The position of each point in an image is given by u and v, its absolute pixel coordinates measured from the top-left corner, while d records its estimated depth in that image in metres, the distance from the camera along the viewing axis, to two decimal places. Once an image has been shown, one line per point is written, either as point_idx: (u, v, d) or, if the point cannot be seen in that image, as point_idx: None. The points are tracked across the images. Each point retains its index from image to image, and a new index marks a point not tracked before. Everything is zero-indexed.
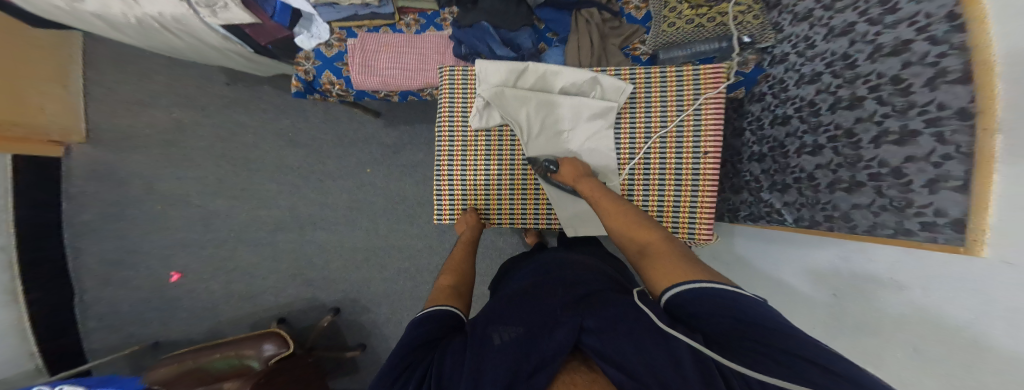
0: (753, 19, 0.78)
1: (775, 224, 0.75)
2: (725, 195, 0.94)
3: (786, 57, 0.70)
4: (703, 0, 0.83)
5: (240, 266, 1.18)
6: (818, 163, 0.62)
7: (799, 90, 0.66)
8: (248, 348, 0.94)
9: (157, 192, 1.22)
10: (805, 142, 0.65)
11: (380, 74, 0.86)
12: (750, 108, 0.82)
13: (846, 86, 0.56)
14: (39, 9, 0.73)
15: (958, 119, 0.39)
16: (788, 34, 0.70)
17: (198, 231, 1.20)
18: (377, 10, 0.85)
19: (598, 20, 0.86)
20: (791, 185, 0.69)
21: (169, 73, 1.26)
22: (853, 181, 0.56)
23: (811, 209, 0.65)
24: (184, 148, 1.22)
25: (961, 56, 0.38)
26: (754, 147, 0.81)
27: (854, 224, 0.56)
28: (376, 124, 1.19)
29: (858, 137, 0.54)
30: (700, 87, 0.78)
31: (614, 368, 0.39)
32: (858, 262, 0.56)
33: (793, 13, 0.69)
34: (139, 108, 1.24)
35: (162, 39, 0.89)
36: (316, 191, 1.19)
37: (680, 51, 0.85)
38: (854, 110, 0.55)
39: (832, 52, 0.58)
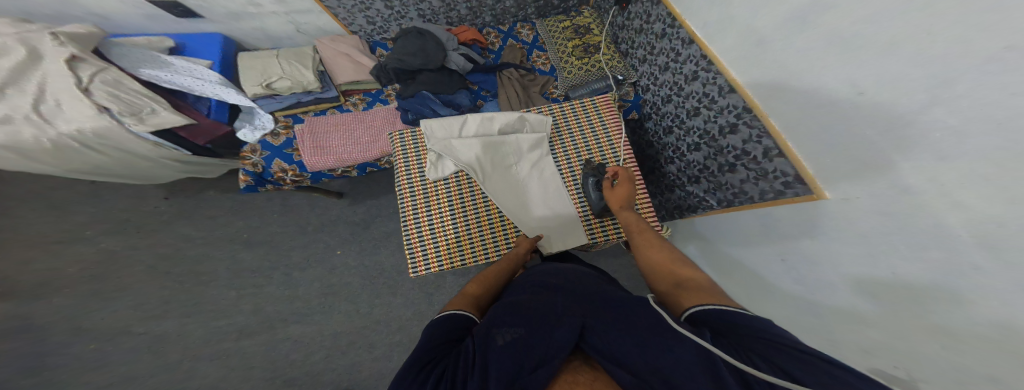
0: (614, 63, 1.01)
1: (709, 210, 0.90)
2: (666, 198, 1.07)
3: (649, 87, 0.97)
4: (583, 53, 1.01)
5: (203, 387, 1.02)
6: (704, 154, 0.83)
7: (663, 107, 0.93)
8: None
9: (88, 330, 1.05)
10: (686, 142, 0.88)
11: (333, 153, 0.85)
12: (647, 124, 1.04)
13: (683, 99, 0.83)
14: None
15: (747, 112, 0.65)
16: (642, 71, 0.98)
17: (143, 361, 1.03)
18: (321, 95, 0.87)
19: (517, 76, 0.96)
20: (700, 177, 0.88)
21: (94, 199, 1.16)
22: (726, 165, 0.77)
23: (721, 192, 0.82)
24: (118, 274, 1.10)
25: (722, 76, 0.69)
26: (663, 153, 1.01)
27: (747, 196, 0.74)
28: (340, 204, 1.16)
29: (710, 132, 0.78)
30: (600, 110, 0.91)
31: (623, 371, 0.38)
32: (769, 226, 0.70)
33: (637, 59, 0.99)
34: (63, 240, 1.11)
35: (83, 159, 0.80)
36: (282, 286, 1.10)
37: (583, 90, 0.97)
38: (697, 117, 0.81)
39: (665, 82, 0.89)
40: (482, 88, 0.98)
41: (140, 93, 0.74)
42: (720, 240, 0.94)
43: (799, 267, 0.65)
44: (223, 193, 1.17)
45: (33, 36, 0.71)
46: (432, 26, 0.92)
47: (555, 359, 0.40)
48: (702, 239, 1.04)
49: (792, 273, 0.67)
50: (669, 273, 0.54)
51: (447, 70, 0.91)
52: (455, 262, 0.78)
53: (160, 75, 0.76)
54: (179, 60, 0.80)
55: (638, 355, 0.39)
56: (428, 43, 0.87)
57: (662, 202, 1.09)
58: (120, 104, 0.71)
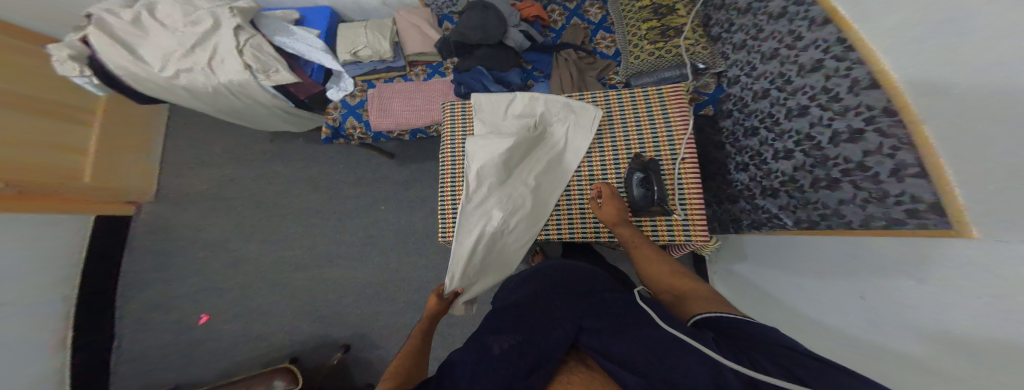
0: (701, 49, 0.96)
1: (779, 229, 0.80)
2: (723, 207, 0.99)
3: (738, 78, 0.90)
4: (659, 37, 0.98)
5: (261, 306, 1.26)
6: (795, 164, 0.74)
7: (757, 104, 0.84)
8: (259, 384, 1.03)
9: (198, 239, 1.33)
10: (777, 148, 0.78)
11: (393, 116, 1.01)
12: (722, 122, 0.99)
13: (792, 98, 0.73)
14: (144, 84, 1.01)
15: (887, 116, 0.53)
16: (733, 60, 0.91)
17: (227, 271, 1.30)
18: (392, 64, 1.03)
19: (575, 57, 1.01)
20: (779, 189, 0.78)
21: (212, 131, 1.41)
22: (827, 178, 0.67)
23: (805, 209, 0.73)
24: (219, 198, 1.35)
25: (864, 68, 0.57)
26: (736, 158, 0.93)
27: (848, 219, 0.63)
28: (390, 164, 1.29)
29: (816, 138, 0.68)
30: (665, 104, 0.88)
31: (612, 363, 0.44)
32: (865, 257, 0.60)
33: (731, 44, 0.91)
34: (184, 162, 1.37)
35: (228, 103, 1.08)
36: (333, 229, 1.28)
37: (648, 77, 1.00)
38: (804, 117, 0.70)
39: (769, 72, 0.79)
40: (536, 67, 1.07)
41: (271, 55, 0.98)
42: (777, 267, 0.87)
43: (877, 304, 0.56)
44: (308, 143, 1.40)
45: (219, 10, 0.98)
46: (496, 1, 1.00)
47: (551, 359, 0.48)
48: (756, 261, 0.96)
49: (863, 311, 0.59)
50: (675, 289, 0.65)
51: (504, 46, 1.01)
52: None
53: (287, 41, 1.01)
54: (300, 31, 1.04)
55: (636, 357, 0.44)
56: (491, 20, 0.96)
57: (718, 212, 1.00)
58: (257, 63, 0.95)
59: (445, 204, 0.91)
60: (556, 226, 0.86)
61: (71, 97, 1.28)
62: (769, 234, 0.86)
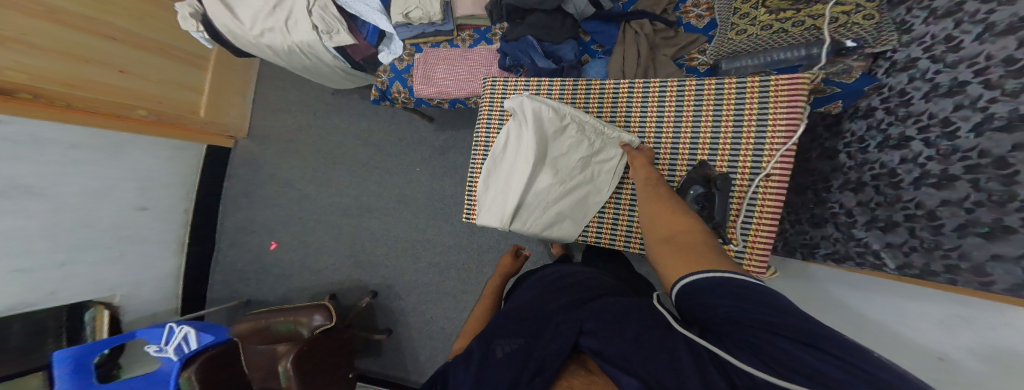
0: (861, 20, 0.68)
1: (872, 268, 0.67)
2: (802, 228, 0.84)
3: (916, 61, 0.60)
4: (788, 5, 0.74)
5: (313, 244, 1.45)
6: (947, 198, 0.54)
7: (928, 105, 0.57)
8: (303, 317, 1.16)
9: (270, 180, 1.54)
10: (928, 170, 0.57)
11: (433, 84, 1.01)
12: (848, 125, 0.75)
13: (1003, 100, 0.45)
14: (238, 39, 1.13)
15: None
16: (917, 35, 0.61)
17: (292, 209, 1.50)
18: (439, 28, 0.99)
19: (647, 31, 0.85)
20: (901, 224, 0.61)
21: (286, 80, 1.56)
22: (996, 224, 0.47)
23: (925, 253, 0.58)
24: (289, 143, 1.52)
25: None
26: (850, 173, 0.73)
27: (989, 279, 0.48)
28: (429, 128, 1.31)
29: (1012, 167, 0.45)
30: (767, 102, 0.65)
31: (615, 367, 0.37)
32: (970, 320, 0.51)
33: (924, 11, 0.61)
34: (269, 110, 1.57)
35: (300, 61, 1.17)
36: (375, 184, 1.37)
37: (751, 60, 0.75)
38: (1011, 134, 0.45)
39: (988, 56, 0.48)
40: (595, 40, 0.93)
41: (334, 16, 1.02)
42: (834, 301, 0.78)
43: (968, 371, 0.49)
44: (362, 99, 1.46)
45: None
46: None
47: (550, 368, 0.44)
48: (812, 287, 0.86)
49: (942, 374, 0.53)
50: (667, 226, 0.55)
51: (562, 12, 0.89)
52: None
53: (349, 1, 1.03)
54: None
55: (636, 363, 0.36)
56: None
57: (791, 234, 0.88)
58: (322, 24, 1.00)
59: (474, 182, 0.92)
60: (596, 225, 0.83)
61: (190, 46, 1.54)
62: (846, 270, 0.75)
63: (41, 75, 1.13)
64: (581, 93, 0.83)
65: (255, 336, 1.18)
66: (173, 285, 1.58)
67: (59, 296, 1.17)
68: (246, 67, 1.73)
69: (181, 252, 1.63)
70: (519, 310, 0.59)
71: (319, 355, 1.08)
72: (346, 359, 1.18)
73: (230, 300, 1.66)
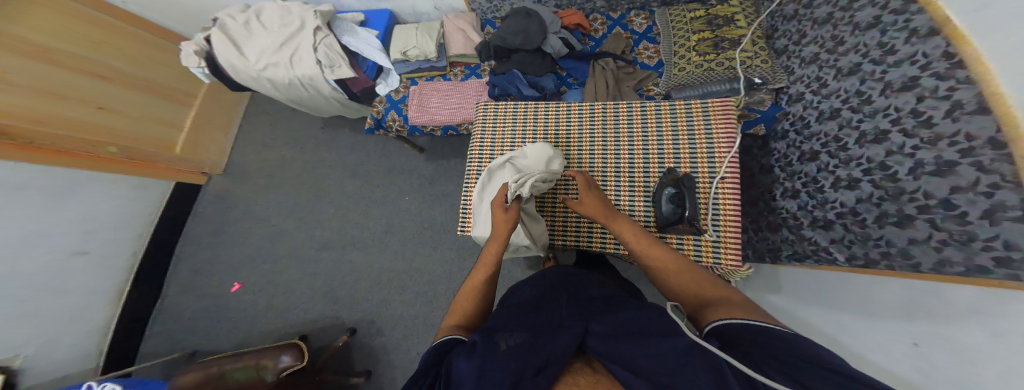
0: (760, 63, 0.89)
1: (827, 263, 0.74)
2: (759, 234, 0.92)
3: (804, 95, 0.80)
4: (710, 49, 0.95)
5: (286, 281, 1.34)
6: (859, 196, 0.66)
7: (823, 126, 0.75)
8: (268, 359, 1.03)
9: (245, 213, 1.47)
10: (839, 175, 0.71)
11: (428, 112, 1.09)
12: (775, 145, 0.91)
13: (868, 120, 0.64)
14: (239, 76, 1.18)
15: (992, 148, 0.44)
16: (800, 75, 0.82)
17: (266, 245, 1.41)
18: (434, 64, 1.13)
19: (612, 67, 1.01)
20: (835, 221, 0.72)
21: (274, 117, 1.60)
22: (900, 214, 0.59)
23: (862, 245, 0.66)
24: (271, 176, 1.49)
25: (970, 90, 0.46)
26: (786, 183, 0.86)
27: (915, 261, 0.56)
28: (419, 157, 1.36)
29: (893, 168, 0.60)
30: (710, 121, 0.81)
31: (626, 371, 0.42)
32: (926, 302, 0.53)
33: (798, 58, 0.83)
34: (252, 145, 1.57)
35: (298, 93, 1.23)
36: (361, 213, 1.35)
37: (692, 90, 0.94)
38: (882, 143, 0.62)
39: (846, 90, 0.69)
40: (571, 75, 1.08)
41: (336, 52, 1.10)
42: (814, 301, 0.78)
43: (940, 359, 0.48)
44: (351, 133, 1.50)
45: (305, 13, 1.12)
46: (540, 8, 1.03)
47: (560, 361, 0.46)
48: (794, 301, 0.85)
49: (919, 361, 0.51)
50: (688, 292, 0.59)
51: (541, 52, 1.04)
52: None
53: (351, 41, 1.14)
54: (362, 30, 1.15)
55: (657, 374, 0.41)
56: (532, 26, 0.99)
57: (753, 240, 0.93)
58: (326, 59, 1.09)
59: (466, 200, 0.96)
60: (585, 237, 0.88)
61: (179, 83, 1.58)
62: (810, 269, 0.79)
63: (19, 116, 1.09)
64: (561, 116, 0.95)
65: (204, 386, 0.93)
66: (98, 341, 1.35)
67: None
68: (231, 110, 1.77)
69: (119, 301, 1.43)
70: (521, 308, 0.61)
71: None
72: None
73: (170, 356, 1.43)
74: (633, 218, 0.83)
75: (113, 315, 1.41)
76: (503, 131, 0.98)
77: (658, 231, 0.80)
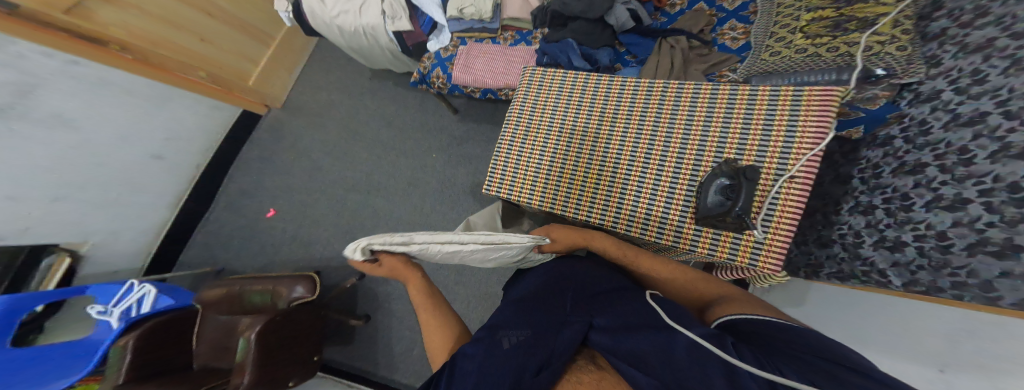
0: (893, 50, 0.67)
1: (873, 286, 0.66)
2: (804, 249, 0.84)
3: (939, 93, 0.61)
4: (825, 31, 0.78)
5: (312, 216, 1.41)
6: (959, 219, 0.54)
7: (948, 134, 0.58)
8: (283, 288, 1.10)
9: (291, 150, 1.56)
10: (942, 194, 0.57)
11: (472, 72, 1.10)
12: (865, 153, 0.74)
13: (1023, 130, 0.47)
14: (313, 17, 1.24)
15: None
16: (948, 68, 0.60)
17: (301, 180, 1.49)
18: (487, 25, 1.11)
19: (683, 46, 0.95)
20: (910, 243, 0.60)
21: (332, 66, 1.68)
22: (1006, 243, 0.47)
23: (932, 272, 0.56)
24: (320, 120, 1.57)
25: None
26: (860, 195, 0.73)
27: (997, 294, 0.47)
28: (453, 118, 1.37)
29: None
30: (799, 108, 0.68)
31: (632, 368, 0.39)
32: (985, 332, 0.49)
33: (960, 43, 0.59)
34: (307, 89, 1.67)
35: (358, 42, 1.28)
36: (389, 164, 1.39)
37: (781, 80, 0.79)
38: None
39: (1014, 88, 0.49)
40: (630, 51, 1.04)
41: (399, 5, 1.14)
42: (843, 322, 0.75)
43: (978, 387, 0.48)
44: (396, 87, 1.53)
45: None
46: None
47: (560, 359, 0.43)
48: (820, 315, 0.82)
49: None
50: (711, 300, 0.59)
51: (604, 23, 1.00)
52: (520, 195, 0.94)
53: None
54: None
55: (664, 371, 0.38)
56: None
57: (795, 255, 0.87)
58: (390, 9, 1.13)
59: (500, 155, 1.00)
60: (612, 214, 0.84)
61: (267, 27, 1.70)
62: (846, 288, 0.73)
63: (137, 35, 1.25)
64: (615, 88, 0.90)
65: (223, 304, 1.08)
66: (151, 240, 1.51)
67: (30, 234, 1.10)
68: (298, 51, 1.87)
69: (174, 209, 1.59)
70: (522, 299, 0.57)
71: (292, 327, 0.99)
72: (314, 341, 1.08)
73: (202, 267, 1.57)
74: (670, 199, 0.78)
75: (167, 222, 1.57)
76: (549, 97, 0.96)
77: (693, 223, 0.75)
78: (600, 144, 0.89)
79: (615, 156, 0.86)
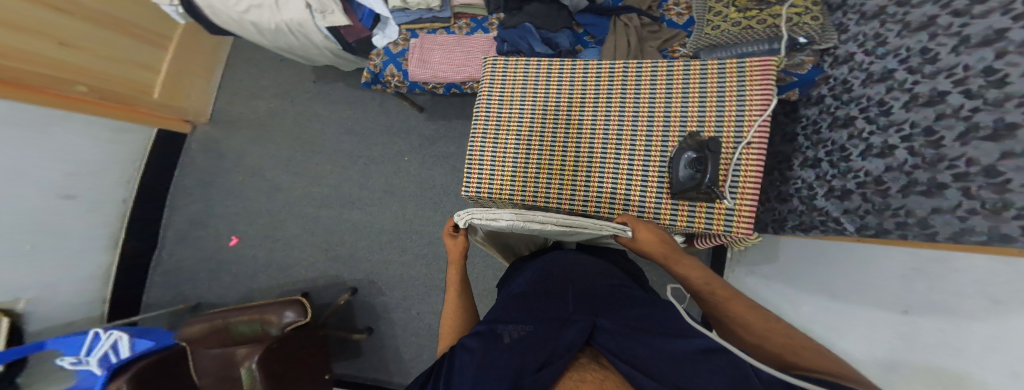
0: (810, 20, 0.78)
1: (834, 234, 0.74)
2: (770, 206, 0.94)
3: (850, 56, 0.72)
4: (753, 5, 0.86)
5: (284, 238, 1.33)
6: (890, 164, 0.61)
7: (866, 90, 0.67)
8: (271, 315, 1.07)
9: (241, 168, 1.40)
10: (872, 143, 0.65)
11: (430, 68, 1.02)
12: (805, 112, 0.85)
13: (925, 81, 0.54)
14: (214, 9, 1.03)
15: None
16: (854, 34, 0.71)
17: (261, 201, 1.37)
18: (438, 14, 1.03)
19: (636, 24, 0.93)
20: (856, 191, 0.68)
21: (262, 62, 1.47)
22: (931, 183, 0.53)
23: (878, 215, 0.63)
24: (265, 130, 1.41)
25: None
26: (809, 151, 0.82)
27: (933, 230, 0.52)
28: (419, 117, 1.29)
29: (938, 134, 0.52)
30: (745, 82, 0.75)
31: (628, 366, 0.42)
32: (930, 270, 0.53)
33: (857, 13, 0.71)
34: (235, 95, 1.46)
35: (286, 40, 1.11)
36: (358, 173, 1.31)
37: (725, 52, 0.86)
38: (933, 107, 0.53)
39: (908, 47, 0.58)
40: (588, 32, 1.00)
41: None
42: (816, 270, 0.83)
43: (928, 323, 0.52)
44: (348, 85, 1.38)
45: None
46: None
47: (562, 358, 0.44)
48: (794, 264, 0.92)
49: (907, 327, 0.56)
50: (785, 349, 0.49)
51: (558, 5, 0.96)
52: (501, 194, 0.91)
53: None
54: None
55: (656, 364, 0.42)
56: None
57: (763, 213, 0.96)
58: (316, 2, 0.97)
59: (473, 155, 0.95)
60: (597, 197, 0.85)
61: (153, 24, 1.39)
62: (814, 238, 0.82)
63: None
64: (579, 71, 0.89)
65: (212, 338, 1.01)
66: (101, 285, 1.36)
67: None
68: (216, 50, 1.63)
69: (116, 249, 1.42)
70: (524, 297, 0.61)
71: (288, 355, 0.99)
72: (320, 359, 1.08)
73: (174, 305, 1.46)
74: (646, 178, 0.81)
75: (111, 264, 1.40)
76: (515, 83, 0.92)
77: (671, 197, 0.78)
78: (574, 130, 0.87)
79: (591, 141, 0.86)
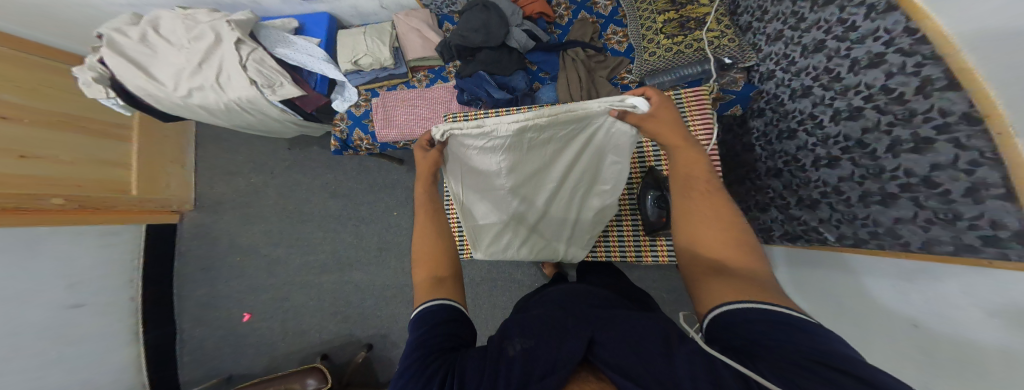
0: (728, 41, 0.84)
1: (817, 243, 0.77)
2: (751, 215, 0.98)
3: (773, 73, 0.81)
4: (677, 31, 0.87)
5: (293, 308, 1.35)
6: (841, 175, 0.67)
7: (796, 104, 0.75)
8: (295, 382, 1.10)
9: (239, 246, 1.43)
10: (818, 154, 0.71)
11: (396, 126, 1.01)
12: (753, 123, 0.92)
13: (840, 98, 0.63)
14: (157, 100, 1.01)
15: (966, 124, 0.42)
16: (768, 53, 0.82)
17: (263, 276, 1.40)
18: (393, 71, 1.04)
19: (583, 57, 0.93)
20: (821, 200, 0.73)
21: (239, 141, 1.51)
22: (884, 193, 0.58)
23: (851, 225, 0.67)
24: (255, 207, 1.44)
25: (937, 65, 0.45)
26: (768, 162, 0.88)
27: (905, 240, 0.56)
28: (400, 170, 1.33)
29: (870, 146, 0.59)
30: (685, 110, 0.76)
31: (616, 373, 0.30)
32: (918, 280, 0.53)
33: (765, 34, 0.82)
34: (215, 177, 1.49)
35: (242, 119, 1.09)
36: (352, 234, 1.34)
37: (666, 76, 0.88)
38: (856, 121, 0.61)
39: (814, 67, 0.69)
40: (542, 69, 1.00)
41: (274, 69, 0.96)
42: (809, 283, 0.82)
43: (935, 343, 0.50)
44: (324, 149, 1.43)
45: (217, 23, 0.95)
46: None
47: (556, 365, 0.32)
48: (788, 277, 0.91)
49: (919, 342, 0.53)
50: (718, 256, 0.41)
51: (508, 48, 0.96)
52: None
53: (287, 53, 1.01)
54: (299, 40, 1.04)
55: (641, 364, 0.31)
56: (493, 21, 0.91)
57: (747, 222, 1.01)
58: (261, 78, 0.93)
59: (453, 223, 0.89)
60: None
61: (101, 114, 1.38)
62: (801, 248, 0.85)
63: None
64: None
65: None
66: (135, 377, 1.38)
67: None
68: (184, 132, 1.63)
69: (138, 342, 1.43)
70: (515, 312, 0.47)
71: None
72: None
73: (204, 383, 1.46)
74: (620, 219, 0.80)
75: (139, 356, 1.42)
76: None
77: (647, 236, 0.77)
78: None
79: None
